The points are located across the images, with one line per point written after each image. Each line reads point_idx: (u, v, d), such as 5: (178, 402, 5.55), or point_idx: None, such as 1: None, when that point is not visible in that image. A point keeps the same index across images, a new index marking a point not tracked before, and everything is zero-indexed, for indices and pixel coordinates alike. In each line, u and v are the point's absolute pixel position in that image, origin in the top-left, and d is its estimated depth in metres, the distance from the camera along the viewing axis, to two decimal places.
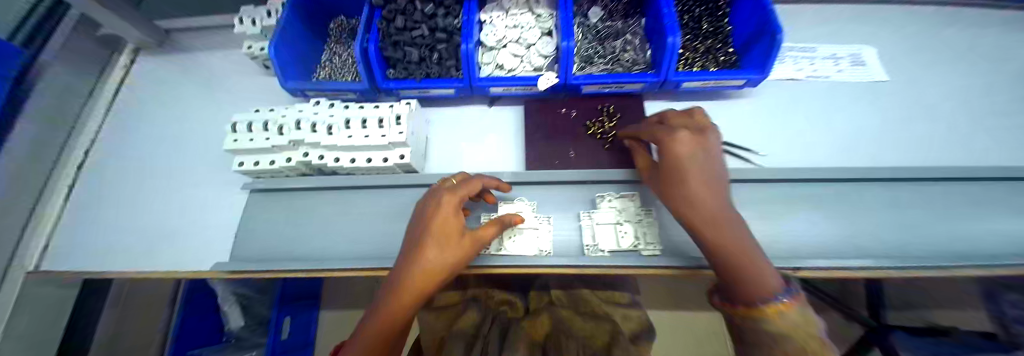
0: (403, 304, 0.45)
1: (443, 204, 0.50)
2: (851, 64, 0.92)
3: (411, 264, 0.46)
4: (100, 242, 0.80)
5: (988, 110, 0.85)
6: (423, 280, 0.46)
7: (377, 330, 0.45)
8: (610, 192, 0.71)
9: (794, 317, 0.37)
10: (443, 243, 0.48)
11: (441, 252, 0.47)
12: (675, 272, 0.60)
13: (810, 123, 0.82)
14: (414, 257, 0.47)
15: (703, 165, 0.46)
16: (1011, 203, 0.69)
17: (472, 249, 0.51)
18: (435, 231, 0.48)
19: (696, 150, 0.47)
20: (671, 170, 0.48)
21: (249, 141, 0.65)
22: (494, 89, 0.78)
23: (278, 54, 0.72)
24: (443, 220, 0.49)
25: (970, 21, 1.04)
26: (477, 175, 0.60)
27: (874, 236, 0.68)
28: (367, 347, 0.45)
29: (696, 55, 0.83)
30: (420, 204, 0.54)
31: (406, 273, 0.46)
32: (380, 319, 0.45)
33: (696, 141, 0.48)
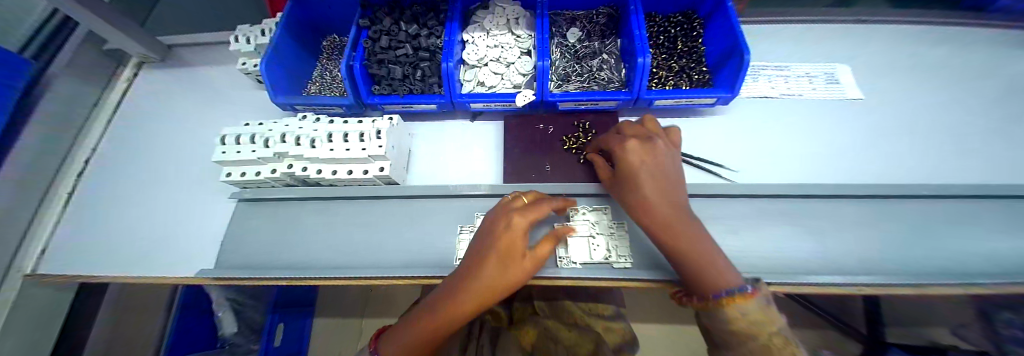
0: (461, 313, 0.48)
1: (512, 226, 0.49)
2: (825, 82, 0.94)
3: (474, 280, 0.47)
4: (95, 246, 0.84)
5: (963, 128, 0.86)
6: (487, 295, 0.47)
7: (430, 330, 0.49)
8: (583, 206, 0.73)
9: (755, 312, 0.41)
10: (508, 263, 0.48)
11: (505, 272, 0.47)
12: (643, 284, 0.62)
13: (784, 139, 0.84)
14: (476, 271, 0.48)
15: (652, 171, 0.55)
16: (982, 220, 0.70)
17: (533, 269, 0.51)
18: (500, 252, 0.48)
19: (645, 160, 0.56)
20: (628, 181, 0.57)
21: (235, 153, 0.68)
22: (474, 105, 0.81)
23: (269, 71, 0.77)
24: (511, 243, 0.48)
25: (946, 39, 1.06)
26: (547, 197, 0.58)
27: (845, 252, 0.69)
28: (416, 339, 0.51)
29: (671, 74, 0.86)
30: (485, 219, 0.53)
31: (468, 287, 0.48)
32: (434, 322, 0.49)
33: (646, 153, 0.57)
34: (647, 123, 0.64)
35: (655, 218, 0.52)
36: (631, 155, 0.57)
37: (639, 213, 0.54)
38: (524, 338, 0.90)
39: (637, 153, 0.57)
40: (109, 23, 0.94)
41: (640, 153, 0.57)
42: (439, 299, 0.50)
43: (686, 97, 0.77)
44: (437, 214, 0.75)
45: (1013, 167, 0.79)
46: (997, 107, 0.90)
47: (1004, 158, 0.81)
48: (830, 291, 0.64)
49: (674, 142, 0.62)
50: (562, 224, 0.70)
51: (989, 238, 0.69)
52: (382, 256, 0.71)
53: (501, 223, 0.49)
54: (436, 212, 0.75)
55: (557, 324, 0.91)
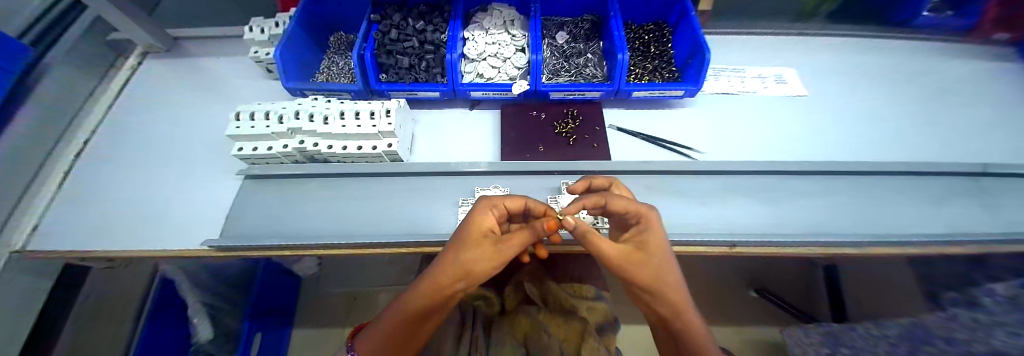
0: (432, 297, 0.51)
1: (480, 215, 0.54)
2: (775, 82, 1.10)
3: (448, 261, 0.51)
4: (79, 223, 0.82)
5: (878, 122, 1.05)
6: (453, 275, 0.50)
7: (397, 321, 0.54)
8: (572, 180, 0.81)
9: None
10: (476, 246, 0.51)
11: (474, 254, 0.50)
12: None
13: (743, 128, 0.97)
14: (453, 255, 0.51)
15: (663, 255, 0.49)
16: (895, 195, 0.86)
17: (502, 258, 0.51)
18: (471, 237, 0.52)
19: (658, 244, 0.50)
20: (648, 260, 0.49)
21: (250, 128, 0.73)
22: (475, 93, 0.89)
23: (283, 58, 0.83)
24: (475, 231, 0.53)
25: (869, 51, 1.27)
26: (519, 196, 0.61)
27: (795, 218, 0.80)
28: (384, 332, 0.55)
29: (645, 71, 1.00)
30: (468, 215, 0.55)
31: (443, 270, 0.51)
32: (402, 313, 0.53)
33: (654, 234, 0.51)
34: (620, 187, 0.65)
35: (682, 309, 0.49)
36: (654, 240, 0.50)
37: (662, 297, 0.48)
38: (517, 328, 0.90)
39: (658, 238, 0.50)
40: (119, 9, 0.98)
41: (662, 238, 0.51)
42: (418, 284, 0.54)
43: (659, 89, 0.88)
44: (439, 188, 0.81)
45: (912, 153, 0.99)
46: (906, 108, 1.10)
47: (908, 146, 1.00)
48: (782, 251, 0.75)
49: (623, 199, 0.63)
50: (555, 197, 0.77)
51: (900, 206, 0.84)
52: (387, 226, 0.75)
53: (473, 216, 0.55)
54: (439, 186, 0.81)
55: (545, 314, 0.91)
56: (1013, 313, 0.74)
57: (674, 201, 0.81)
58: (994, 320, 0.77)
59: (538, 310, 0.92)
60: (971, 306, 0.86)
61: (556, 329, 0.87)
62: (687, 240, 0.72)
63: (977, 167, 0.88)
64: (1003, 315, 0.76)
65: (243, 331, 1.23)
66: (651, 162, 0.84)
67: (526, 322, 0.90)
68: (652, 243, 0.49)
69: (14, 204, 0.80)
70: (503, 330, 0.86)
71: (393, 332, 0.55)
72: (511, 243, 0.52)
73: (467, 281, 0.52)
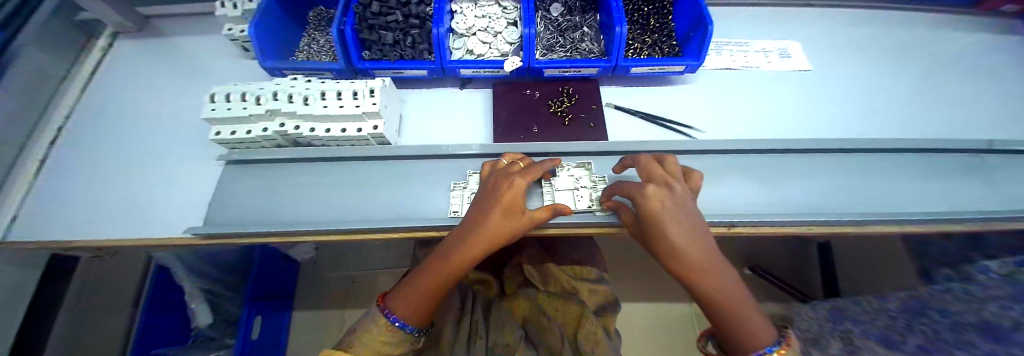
0: (460, 262, 0.58)
1: (515, 183, 0.59)
2: (779, 57, 1.05)
3: (475, 229, 0.58)
4: (59, 214, 0.79)
5: (886, 98, 1.02)
6: (484, 241, 0.57)
7: (426, 286, 0.59)
8: (568, 163, 0.79)
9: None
10: (507, 214, 0.58)
11: (504, 220, 0.58)
12: (613, 229, 0.70)
13: (746, 105, 0.93)
14: (479, 221, 0.58)
15: (680, 218, 0.47)
16: (897, 173, 0.84)
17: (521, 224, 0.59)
18: (499, 205, 0.58)
19: (673, 206, 0.49)
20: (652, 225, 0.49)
21: (226, 110, 0.69)
22: (464, 71, 0.85)
23: (257, 34, 0.78)
24: (513, 197, 0.57)
25: (879, 22, 1.22)
26: (540, 161, 0.66)
27: (792, 198, 0.79)
28: (414, 295, 0.59)
29: (644, 46, 0.94)
30: (490, 185, 0.63)
31: (469, 237, 0.58)
32: (430, 277, 0.59)
33: (670, 198, 0.50)
34: (672, 159, 0.58)
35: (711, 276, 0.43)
36: (657, 201, 0.49)
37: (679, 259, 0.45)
38: (515, 308, 0.91)
39: (668, 200, 0.50)
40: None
41: (668, 200, 0.49)
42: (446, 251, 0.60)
43: (659, 64, 0.84)
44: (429, 172, 0.78)
45: (917, 129, 0.96)
46: (914, 82, 1.07)
47: (912, 122, 0.97)
48: (781, 231, 0.74)
49: (693, 187, 0.57)
50: (549, 180, 0.75)
51: (903, 184, 0.83)
52: (376, 211, 0.73)
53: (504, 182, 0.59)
54: (428, 170, 0.78)
55: (543, 295, 0.91)
56: (1007, 288, 0.75)
57: None
58: (986, 295, 0.76)
59: (536, 292, 0.93)
60: (969, 282, 0.86)
61: (557, 312, 0.85)
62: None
63: (986, 144, 0.86)
64: (995, 291, 0.75)
65: (243, 315, 1.16)
66: (650, 142, 0.80)
67: (524, 304, 0.90)
68: (650, 204, 0.49)
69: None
70: (504, 313, 0.85)
71: (425, 294, 0.59)
72: (534, 215, 0.60)
73: (496, 245, 0.59)
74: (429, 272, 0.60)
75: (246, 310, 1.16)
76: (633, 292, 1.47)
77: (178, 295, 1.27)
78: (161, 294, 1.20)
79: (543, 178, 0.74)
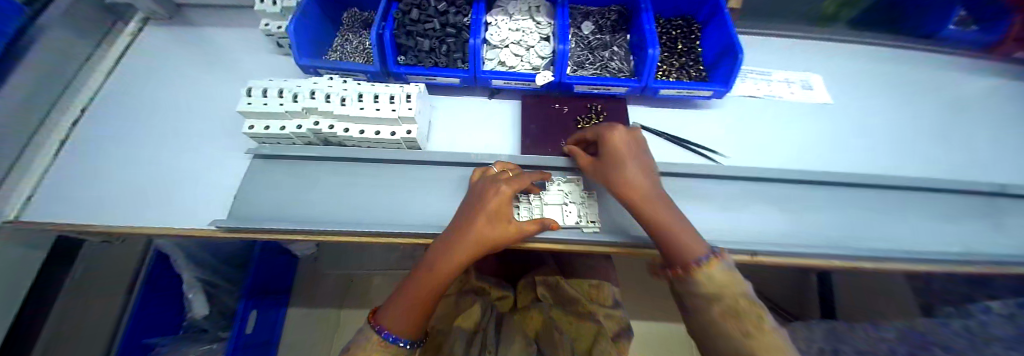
0: (450, 267, 0.61)
1: (502, 191, 0.63)
2: (802, 89, 1.07)
3: (463, 235, 0.61)
4: (78, 197, 0.78)
5: (901, 135, 1.04)
6: (472, 246, 0.61)
7: (420, 294, 0.62)
8: (559, 177, 0.80)
9: (717, 273, 0.50)
10: (494, 220, 0.61)
11: (490, 226, 0.61)
12: (608, 248, 0.72)
13: (767, 135, 0.95)
14: (468, 226, 0.61)
15: (635, 159, 0.64)
16: (912, 211, 0.86)
17: (506, 229, 0.62)
18: (488, 212, 0.61)
19: (630, 148, 0.65)
20: (614, 161, 0.64)
21: (262, 105, 0.69)
22: (496, 81, 0.86)
23: (296, 32, 0.79)
24: (499, 203, 0.62)
25: (896, 60, 1.25)
26: (528, 172, 0.71)
27: (809, 230, 0.80)
28: (408, 304, 0.62)
29: (673, 69, 0.96)
30: (478, 190, 0.66)
31: (458, 241, 0.61)
32: (423, 284, 0.62)
33: (629, 142, 0.66)
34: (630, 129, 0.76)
35: (649, 202, 0.59)
36: (620, 140, 0.65)
37: (631, 188, 0.61)
38: (529, 324, 0.91)
39: (626, 141, 0.66)
40: None
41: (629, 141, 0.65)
42: (438, 255, 0.62)
43: (687, 88, 0.85)
44: (456, 179, 0.78)
45: (931, 168, 0.99)
46: (928, 121, 1.09)
47: (925, 160, 1.00)
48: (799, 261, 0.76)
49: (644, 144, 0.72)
50: (538, 194, 0.76)
51: (917, 223, 0.85)
52: (403, 215, 0.74)
53: (491, 190, 0.64)
54: (455, 177, 0.79)
55: (558, 313, 0.91)
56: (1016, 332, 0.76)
57: (695, 205, 0.80)
58: (993, 338, 0.78)
59: (549, 307, 0.93)
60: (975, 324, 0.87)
61: (568, 329, 0.86)
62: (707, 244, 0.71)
63: (999, 187, 0.88)
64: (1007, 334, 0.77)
65: (238, 310, 1.12)
66: (676, 164, 0.81)
67: (538, 319, 0.90)
68: (616, 141, 0.64)
69: (15, 158, 0.77)
70: (517, 330, 0.86)
71: (420, 300, 0.62)
72: (520, 225, 0.64)
73: (482, 252, 0.63)
74: (420, 278, 0.63)
75: (242, 304, 1.13)
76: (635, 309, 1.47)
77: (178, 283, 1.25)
78: (162, 285, 1.18)
79: (531, 192, 0.75)
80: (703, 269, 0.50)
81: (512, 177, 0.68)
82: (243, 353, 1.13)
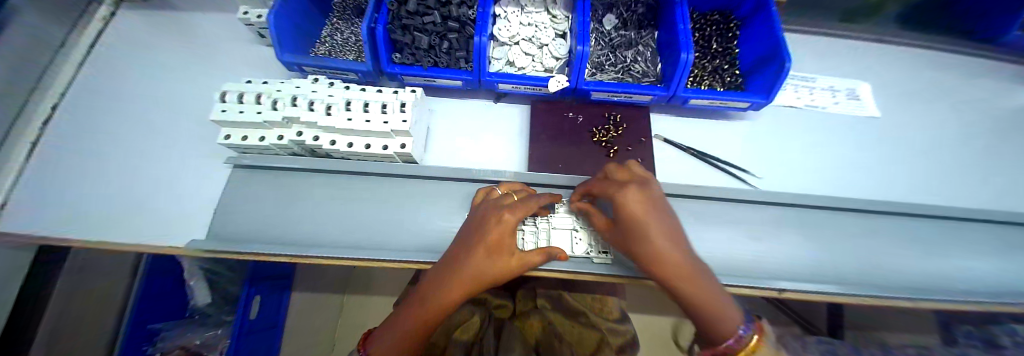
0: (441, 306, 0.51)
1: (504, 220, 0.54)
2: (847, 97, 0.99)
3: (457, 269, 0.51)
4: (51, 204, 0.72)
5: (952, 155, 0.94)
6: (465, 283, 0.50)
7: (409, 332, 0.50)
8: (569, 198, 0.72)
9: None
10: (493, 254, 0.52)
11: (488, 260, 0.51)
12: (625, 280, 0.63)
13: (803, 153, 0.86)
14: (463, 259, 0.51)
15: (660, 220, 0.42)
16: (966, 244, 0.77)
17: (506, 264, 0.52)
18: (486, 244, 0.52)
19: (648, 207, 0.43)
20: (629, 230, 0.43)
21: (238, 114, 0.62)
22: (503, 85, 0.76)
23: (277, 26, 0.69)
24: (500, 234, 0.52)
25: (948, 67, 1.12)
26: (534, 195, 0.61)
27: (852, 265, 0.72)
28: (395, 343, 0.50)
29: (705, 73, 0.85)
30: (477, 216, 0.57)
31: (451, 277, 0.51)
32: (410, 321, 0.51)
33: (645, 198, 0.44)
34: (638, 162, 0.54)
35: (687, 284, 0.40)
36: (634, 201, 0.43)
37: (658, 272, 0.41)
38: (529, 333, 0.81)
39: (643, 196, 0.44)
40: None
41: (646, 200, 0.43)
42: (427, 289, 0.52)
43: (722, 99, 0.75)
44: (457, 197, 0.70)
45: (985, 193, 0.89)
46: (983, 138, 0.98)
47: (977, 184, 0.90)
48: (846, 300, 0.66)
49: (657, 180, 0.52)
50: (546, 217, 0.70)
51: (973, 258, 0.75)
52: (398, 239, 0.66)
53: (491, 218, 0.54)
54: (456, 195, 0.71)
55: (559, 319, 0.84)
56: None
57: (724, 233, 0.71)
58: None
59: (550, 313, 0.86)
60: None
61: (568, 333, 0.79)
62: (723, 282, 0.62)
63: None
64: None
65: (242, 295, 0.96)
66: (704, 187, 0.72)
67: (539, 327, 0.81)
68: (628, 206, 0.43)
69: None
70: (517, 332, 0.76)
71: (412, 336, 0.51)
72: (524, 258, 0.54)
73: (478, 288, 0.53)
74: (407, 314, 0.53)
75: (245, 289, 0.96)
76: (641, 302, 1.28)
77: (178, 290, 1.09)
78: (156, 291, 1.01)
79: (539, 215, 0.69)
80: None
81: (516, 202, 0.59)
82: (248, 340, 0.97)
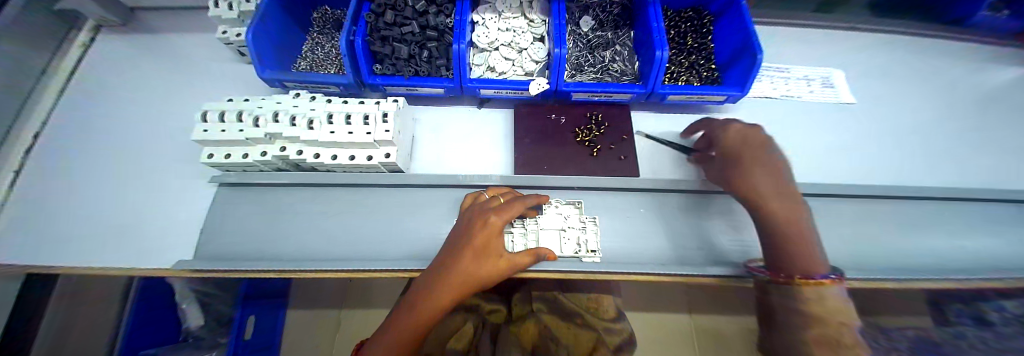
0: (431, 310, 0.51)
1: (490, 222, 0.55)
2: (822, 86, 1.01)
3: (447, 274, 0.51)
4: (35, 232, 0.72)
5: (926, 137, 0.97)
6: (456, 286, 0.51)
7: (398, 342, 0.50)
8: (556, 198, 0.73)
9: (837, 296, 0.48)
10: (481, 256, 0.53)
11: (477, 263, 0.52)
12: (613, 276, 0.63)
13: (780, 142, 0.89)
14: (451, 264, 0.52)
15: (764, 162, 0.64)
16: (944, 223, 0.79)
17: (495, 266, 0.53)
18: (475, 246, 0.53)
19: (768, 154, 0.65)
20: (740, 164, 0.66)
21: (221, 133, 0.62)
22: (484, 91, 0.77)
23: (255, 43, 0.70)
24: (486, 237, 0.53)
25: (919, 51, 1.16)
26: (520, 197, 0.63)
27: (834, 249, 0.73)
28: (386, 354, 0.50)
29: (681, 69, 0.87)
30: (465, 220, 0.58)
31: (441, 281, 0.51)
32: (400, 330, 0.51)
33: (763, 150, 0.66)
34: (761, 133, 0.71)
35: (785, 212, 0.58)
36: (744, 142, 0.67)
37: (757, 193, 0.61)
38: (523, 336, 0.83)
39: (761, 147, 0.66)
40: None
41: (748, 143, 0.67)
42: (417, 294, 0.52)
43: (698, 93, 0.77)
44: (444, 204, 0.71)
45: (958, 172, 0.92)
46: (955, 119, 1.01)
47: (952, 164, 0.92)
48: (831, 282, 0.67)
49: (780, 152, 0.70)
50: (534, 218, 0.70)
51: (950, 236, 0.77)
52: (385, 248, 0.66)
53: (477, 222, 0.55)
54: (442, 202, 0.71)
55: (554, 321, 0.84)
56: None
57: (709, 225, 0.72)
58: None
59: (546, 315, 0.86)
60: None
61: (565, 334, 0.80)
62: (709, 273, 0.62)
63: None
64: None
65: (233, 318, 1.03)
66: (686, 180, 0.74)
67: (534, 329, 0.82)
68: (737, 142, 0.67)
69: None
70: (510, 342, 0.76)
71: (403, 344, 0.50)
72: (513, 259, 0.55)
73: (468, 291, 0.53)
74: (396, 322, 0.52)
75: (234, 312, 1.02)
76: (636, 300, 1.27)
77: (171, 314, 1.05)
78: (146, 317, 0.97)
79: (527, 216, 0.68)
80: (822, 285, 0.48)
81: (502, 204, 0.60)
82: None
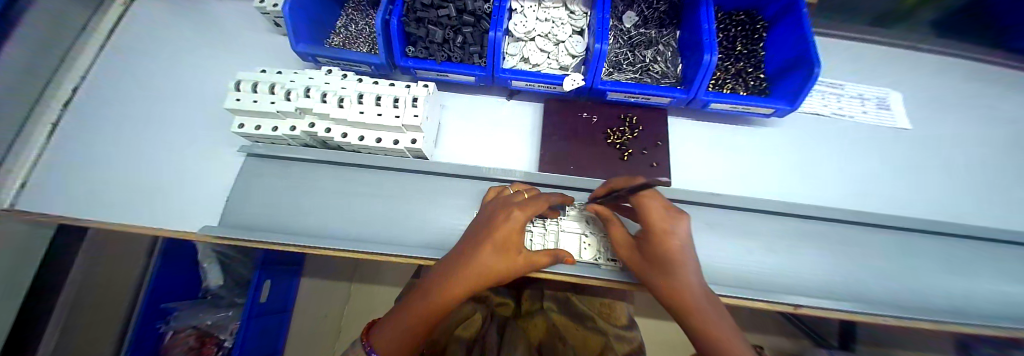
0: (445, 302, 0.48)
1: (513, 217, 0.52)
2: (876, 107, 0.94)
3: (464, 266, 0.49)
4: (73, 183, 0.74)
5: (986, 171, 0.89)
6: (473, 281, 0.48)
7: (412, 328, 0.48)
8: (581, 201, 0.70)
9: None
10: (500, 253, 0.50)
11: (496, 259, 0.49)
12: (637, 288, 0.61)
13: (824, 163, 0.83)
14: (471, 257, 0.49)
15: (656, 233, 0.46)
16: (999, 267, 0.73)
17: (513, 264, 0.51)
18: (496, 242, 0.50)
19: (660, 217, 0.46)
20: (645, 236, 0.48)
21: (252, 103, 0.62)
22: (516, 83, 0.74)
23: (292, 14, 0.69)
24: (509, 231, 0.50)
25: (988, 78, 1.06)
26: (546, 193, 0.60)
27: (874, 283, 0.69)
28: (399, 336, 0.48)
29: (727, 76, 0.83)
30: (486, 212, 0.56)
31: (458, 274, 0.49)
32: (414, 315, 0.48)
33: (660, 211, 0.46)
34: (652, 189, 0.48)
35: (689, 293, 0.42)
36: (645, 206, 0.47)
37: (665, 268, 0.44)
38: (531, 331, 0.81)
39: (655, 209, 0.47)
40: None
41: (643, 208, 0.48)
42: (435, 281, 0.50)
43: (744, 104, 0.72)
44: (466, 195, 0.70)
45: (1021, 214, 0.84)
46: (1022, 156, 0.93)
47: (1013, 206, 0.85)
48: (867, 319, 0.63)
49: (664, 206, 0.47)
50: (556, 219, 0.68)
51: (1004, 282, 0.72)
52: (404, 233, 0.66)
53: (500, 215, 0.52)
54: (465, 193, 0.70)
55: (560, 321, 0.84)
56: None
57: (739, 245, 0.68)
58: None
59: (552, 313, 0.86)
60: None
61: (573, 334, 0.79)
62: (738, 295, 0.60)
63: None
64: None
65: (253, 278, 0.96)
66: (720, 194, 0.70)
67: (541, 327, 0.81)
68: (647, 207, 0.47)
69: (8, 143, 0.72)
70: (518, 331, 0.74)
71: (417, 330, 0.48)
72: (531, 259, 0.53)
73: (483, 286, 0.51)
74: (410, 308, 0.50)
75: (257, 273, 0.96)
76: (650, 307, 1.27)
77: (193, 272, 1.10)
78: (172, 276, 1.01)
79: (548, 216, 0.67)
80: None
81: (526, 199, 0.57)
82: (262, 322, 0.99)
